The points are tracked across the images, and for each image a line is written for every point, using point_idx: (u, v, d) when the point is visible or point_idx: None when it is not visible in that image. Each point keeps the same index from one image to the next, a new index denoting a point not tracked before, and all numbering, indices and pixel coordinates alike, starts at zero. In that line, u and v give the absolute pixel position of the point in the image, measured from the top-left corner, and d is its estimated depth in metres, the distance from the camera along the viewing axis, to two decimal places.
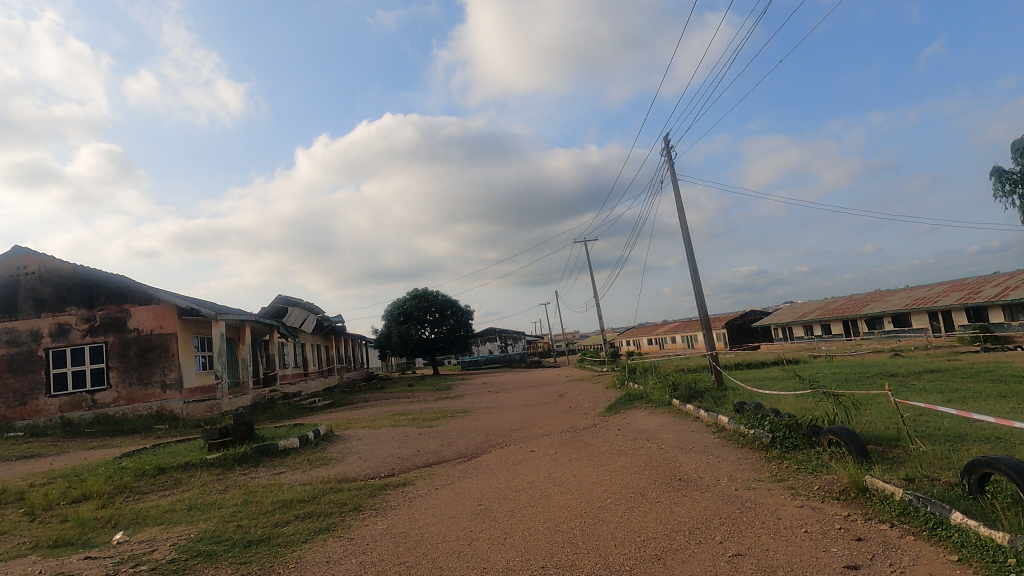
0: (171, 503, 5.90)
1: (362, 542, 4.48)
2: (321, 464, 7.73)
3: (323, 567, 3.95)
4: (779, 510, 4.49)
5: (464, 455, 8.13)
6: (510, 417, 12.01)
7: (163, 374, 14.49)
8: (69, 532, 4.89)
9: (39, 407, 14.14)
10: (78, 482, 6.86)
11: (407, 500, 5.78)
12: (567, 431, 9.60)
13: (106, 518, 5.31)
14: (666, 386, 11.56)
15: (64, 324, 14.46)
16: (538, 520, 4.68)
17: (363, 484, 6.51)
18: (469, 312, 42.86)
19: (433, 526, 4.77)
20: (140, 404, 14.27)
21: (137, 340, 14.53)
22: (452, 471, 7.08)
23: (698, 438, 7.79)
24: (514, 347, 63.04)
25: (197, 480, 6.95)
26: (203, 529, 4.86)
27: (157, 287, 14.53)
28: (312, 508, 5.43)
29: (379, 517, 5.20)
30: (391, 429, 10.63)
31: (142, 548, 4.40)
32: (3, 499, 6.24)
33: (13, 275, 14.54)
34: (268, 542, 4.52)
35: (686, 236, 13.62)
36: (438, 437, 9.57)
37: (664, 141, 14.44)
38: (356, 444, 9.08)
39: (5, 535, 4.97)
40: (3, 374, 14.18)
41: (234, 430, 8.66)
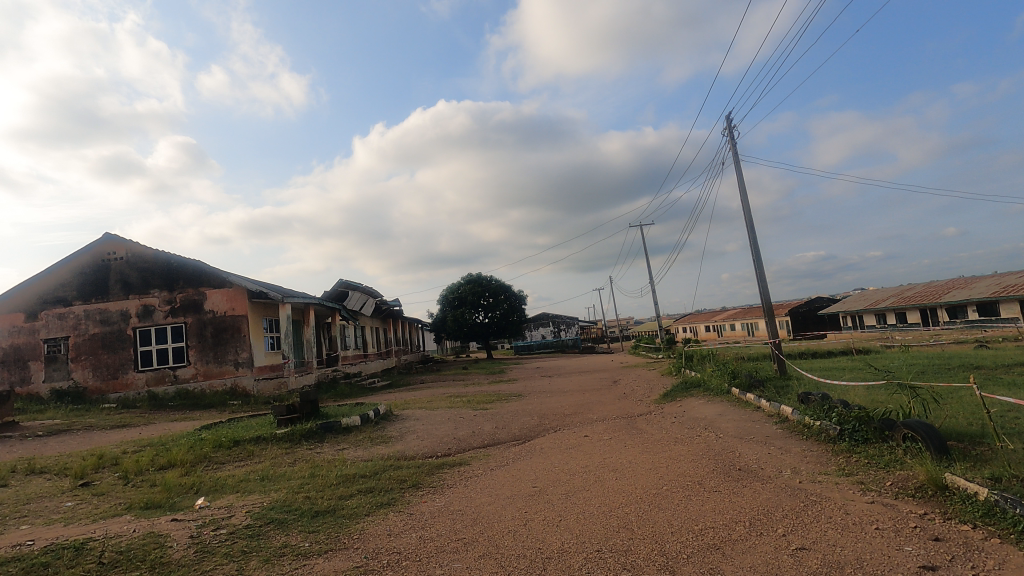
0: (246, 473, 6.31)
1: (421, 517, 4.63)
2: (381, 442, 8.02)
3: (385, 540, 4.12)
4: (847, 505, 4.30)
5: (518, 438, 8.22)
6: (563, 402, 12.06)
7: (236, 353, 15.39)
8: (157, 496, 5.33)
9: (129, 381, 15.35)
10: (163, 451, 7.43)
11: (463, 478, 5.93)
12: (622, 417, 9.53)
13: (189, 484, 5.75)
14: (725, 374, 11.26)
15: (149, 305, 15.59)
16: (594, 504, 4.69)
17: (421, 462, 6.71)
18: (522, 297, 42.90)
19: (489, 506, 4.87)
20: (216, 380, 15.27)
21: (212, 321, 15.50)
22: (507, 453, 7.17)
23: (759, 428, 7.53)
24: (567, 333, 62.69)
25: (268, 453, 7.38)
26: (275, 499, 5.17)
27: (229, 272, 15.42)
28: (373, 483, 5.66)
29: (438, 494, 5.35)
30: (447, 411, 10.89)
31: (221, 514, 4.74)
32: (100, 463, 6.85)
33: (104, 259, 15.76)
34: (333, 514, 4.75)
35: (749, 219, 13.09)
36: (492, 419, 9.72)
37: (726, 119, 13.89)
38: (414, 424, 9.35)
39: (103, 497, 5.48)
40: (97, 350, 15.46)
41: (301, 407, 9.14)
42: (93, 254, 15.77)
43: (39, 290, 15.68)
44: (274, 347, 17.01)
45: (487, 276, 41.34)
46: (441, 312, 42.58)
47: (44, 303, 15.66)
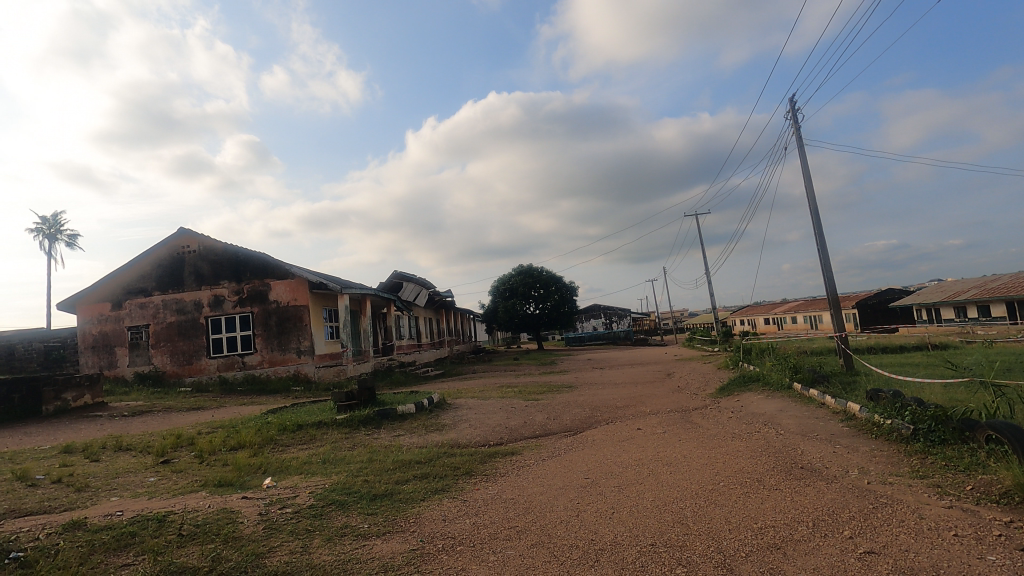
0: (309, 456, 6.62)
1: (474, 504, 4.72)
2: (435, 429, 8.19)
3: (440, 524, 4.23)
4: (922, 508, 4.05)
5: (570, 428, 8.21)
6: (616, 394, 11.93)
7: (298, 341, 16.12)
8: (229, 474, 5.67)
9: (202, 367, 16.37)
10: (234, 432, 7.89)
11: (515, 467, 5.98)
12: (676, 411, 9.33)
13: (258, 464, 6.09)
14: (786, 369, 10.80)
15: (219, 296, 16.53)
16: (647, 498, 4.63)
17: (474, 450, 6.82)
18: (573, 288, 42.57)
19: (541, 495, 4.90)
20: (280, 367, 16.07)
21: (276, 310, 16.27)
22: (558, 444, 7.17)
23: (823, 425, 7.21)
24: (619, 325, 61.72)
25: (328, 437, 7.69)
26: (336, 481, 5.39)
27: (292, 264, 16.12)
28: (428, 469, 5.80)
29: (490, 482, 5.43)
30: (499, 400, 10.99)
31: (287, 493, 4.99)
32: (178, 442, 7.36)
33: (179, 252, 16.80)
34: (390, 497, 4.91)
35: (814, 206, 12.46)
36: (544, 410, 9.73)
37: (790, 102, 13.25)
38: (466, 413, 9.51)
39: (182, 473, 5.89)
40: (174, 337, 16.54)
41: (360, 394, 9.47)
42: (170, 248, 16.84)
43: (122, 281, 16.89)
44: (333, 336, 17.69)
45: (538, 267, 41.29)
46: (493, 304, 42.93)
47: (127, 293, 16.87)
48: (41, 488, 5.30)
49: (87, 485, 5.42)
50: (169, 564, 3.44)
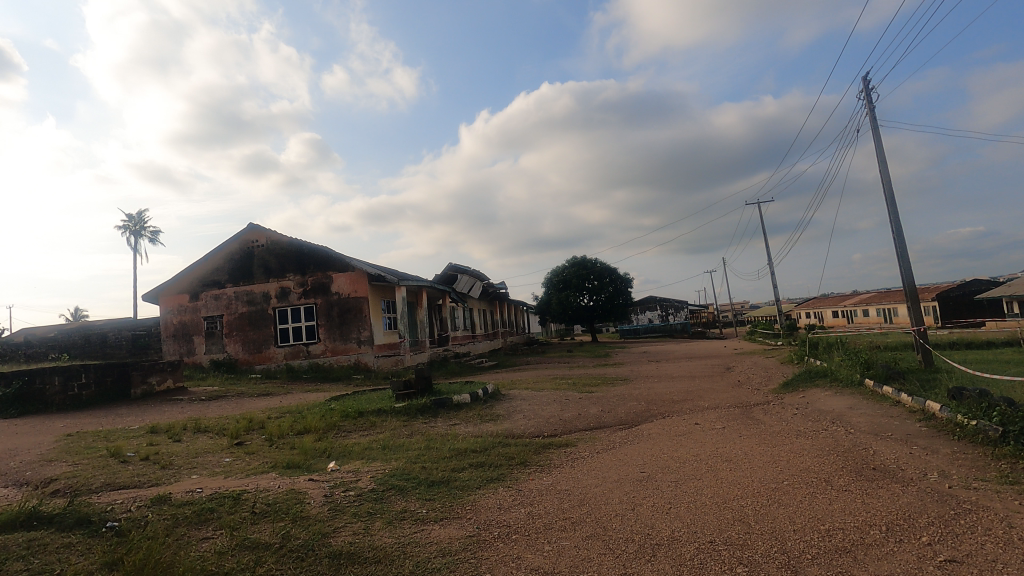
0: (369, 442, 6.86)
1: (529, 494, 4.77)
2: (490, 419, 8.30)
3: (495, 512, 4.30)
4: (1012, 517, 3.75)
5: (625, 421, 8.12)
6: (672, 388, 11.70)
7: (359, 331, 16.73)
8: (297, 457, 5.98)
9: (271, 355, 17.26)
10: (300, 418, 8.29)
11: (569, 459, 5.98)
12: (735, 406, 9.04)
13: (323, 448, 6.39)
14: (857, 364, 10.23)
15: (285, 288, 17.35)
16: (705, 495, 4.52)
17: (528, 441, 6.87)
18: (628, 280, 41.88)
19: (596, 488, 4.88)
20: (342, 356, 16.74)
21: (338, 302, 16.92)
22: (613, 437, 7.11)
23: (897, 424, 6.79)
24: (676, 317, 60.25)
25: (388, 424, 7.96)
26: (395, 467, 5.57)
27: (352, 257, 16.71)
28: (483, 458, 5.90)
29: (545, 473, 5.46)
30: (553, 392, 11.01)
31: (349, 477, 5.21)
32: (250, 426, 7.81)
33: (248, 247, 17.71)
34: (447, 484, 5.03)
35: (889, 192, 11.69)
36: (598, 402, 9.67)
37: (863, 81, 12.47)
38: (520, 404, 9.58)
39: (254, 455, 6.26)
40: (245, 326, 17.52)
41: (417, 382, 9.72)
42: (240, 242, 17.78)
43: (199, 274, 18.01)
44: (391, 327, 18.25)
45: (592, 258, 40.88)
46: (546, 295, 42.90)
47: (204, 285, 17.99)
48: (132, 464, 5.77)
49: (171, 463, 5.85)
50: (245, 539, 3.67)
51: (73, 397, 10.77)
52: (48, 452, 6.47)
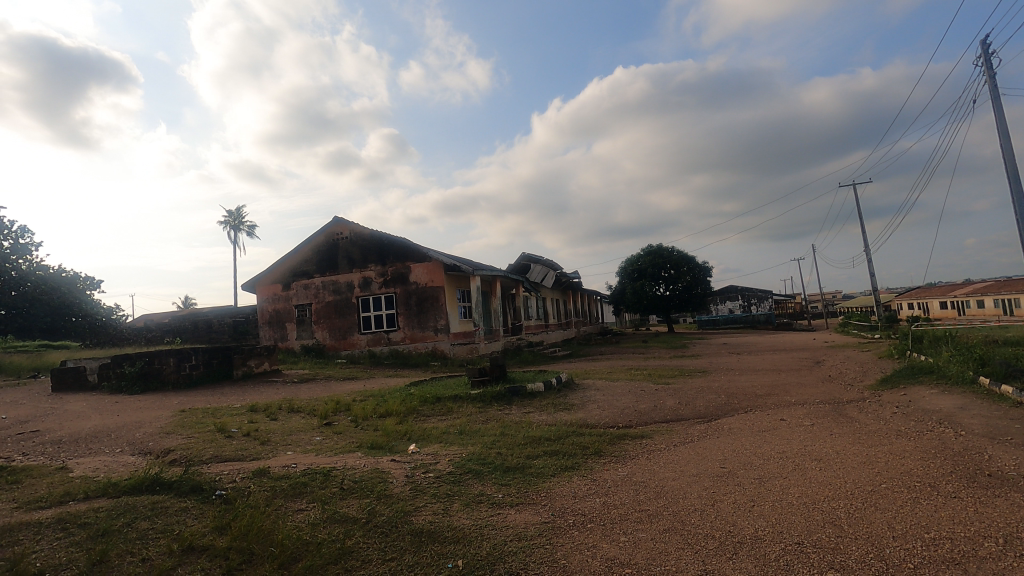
0: (447, 427, 7.09)
1: (604, 484, 4.74)
2: (563, 408, 8.32)
3: (570, 501, 4.31)
4: None
5: (704, 415, 7.86)
6: (755, 381, 11.17)
7: (436, 320, 17.27)
8: (380, 438, 6.30)
9: (355, 341, 18.21)
10: (382, 401, 8.70)
11: (645, 451, 5.88)
12: (826, 402, 8.49)
13: (403, 431, 6.68)
14: (970, 360, 9.27)
15: (367, 278, 18.19)
16: (792, 494, 4.30)
17: (602, 431, 6.83)
18: (707, 268, 40.23)
19: (674, 481, 4.77)
20: (420, 343, 17.36)
21: (416, 291, 17.54)
22: (691, 430, 6.90)
23: (1017, 428, 6.10)
24: (759, 308, 57.15)
25: (464, 410, 8.18)
26: (471, 452, 5.73)
27: (429, 248, 17.22)
28: (557, 446, 5.93)
29: (620, 464, 5.40)
30: (628, 383, 10.84)
31: (429, 460, 5.41)
32: (337, 407, 8.29)
33: (333, 239, 18.70)
34: (522, 471, 5.11)
35: (1012, 168, 10.44)
36: (676, 394, 9.40)
37: (982, 44, 11.16)
38: (594, 394, 9.52)
39: (341, 435, 6.66)
40: (331, 314, 18.56)
41: (491, 370, 9.90)
42: (326, 235, 18.80)
43: (290, 266, 19.26)
44: (466, 315, 18.69)
45: (668, 247, 39.62)
46: (620, 285, 42.16)
47: (294, 276, 19.22)
48: (235, 439, 6.31)
49: (269, 439, 6.34)
50: (335, 513, 3.93)
51: (186, 376, 11.88)
52: (166, 425, 7.22)
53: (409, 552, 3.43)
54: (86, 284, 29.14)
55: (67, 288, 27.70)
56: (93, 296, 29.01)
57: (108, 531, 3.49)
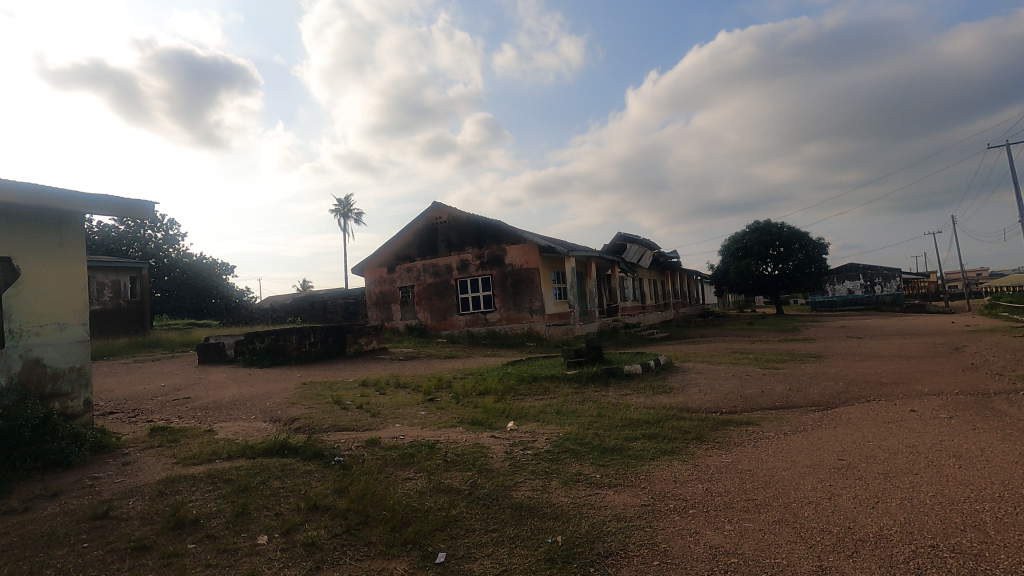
0: (544, 406, 7.19)
1: (707, 470, 4.58)
2: (663, 391, 8.13)
3: (670, 485, 4.21)
4: None
5: (818, 403, 7.31)
6: (879, 368, 10.16)
7: (531, 301, 17.50)
8: (480, 415, 6.53)
9: (454, 322, 18.92)
10: (481, 380, 8.99)
11: (752, 439, 5.58)
12: (968, 394, 7.52)
13: (502, 409, 6.87)
14: None
15: (465, 261, 18.75)
16: (925, 492, 3.89)
17: (705, 416, 6.58)
18: (823, 245, 36.92)
19: (784, 471, 4.49)
20: (516, 324, 17.70)
21: (512, 273, 17.84)
22: (804, 419, 6.43)
23: None
24: (884, 288, 51.65)
25: (560, 391, 8.25)
26: (569, 431, 5.77)
27: (524, 230, 17.37)
28: (657, 430, 5.81)
29: (724, 450, 5.18)
30: (731, 367, 10.33)
31: (527, 437, 5.53)
32: (440, 384, 8.70)
33: (432, 223, 19.42)
34: (620, 452, 5.06)
35: None
36: (785, 380, 8.81)
37: None
38: (695, 377, 9.19)
39: (443, 410, 6.99)
40: (432, 296, 19.38)
41: (588, 351, 9.86)
42: (426, 220, 19.55)
43: (394, 250, 20.30)
44: (561, 297, 18.72)
45: (778, 223, 36.81)
46: (723, 264, 39.99)
47: (398, 260, 20.25)
48: (350, 411, 6.85)
49: (379, 412, 6.81)
50: (440, 483, 4.14)
51: (307, 352, 13.02)
52: (292, 396, 7.99)
53: (510, 525, 3.54)
54: (222, 269, 32.71)
55: (207, 273, 31.24)
56: (228, 280, 32.49)
57: (248, 487, 3.95)
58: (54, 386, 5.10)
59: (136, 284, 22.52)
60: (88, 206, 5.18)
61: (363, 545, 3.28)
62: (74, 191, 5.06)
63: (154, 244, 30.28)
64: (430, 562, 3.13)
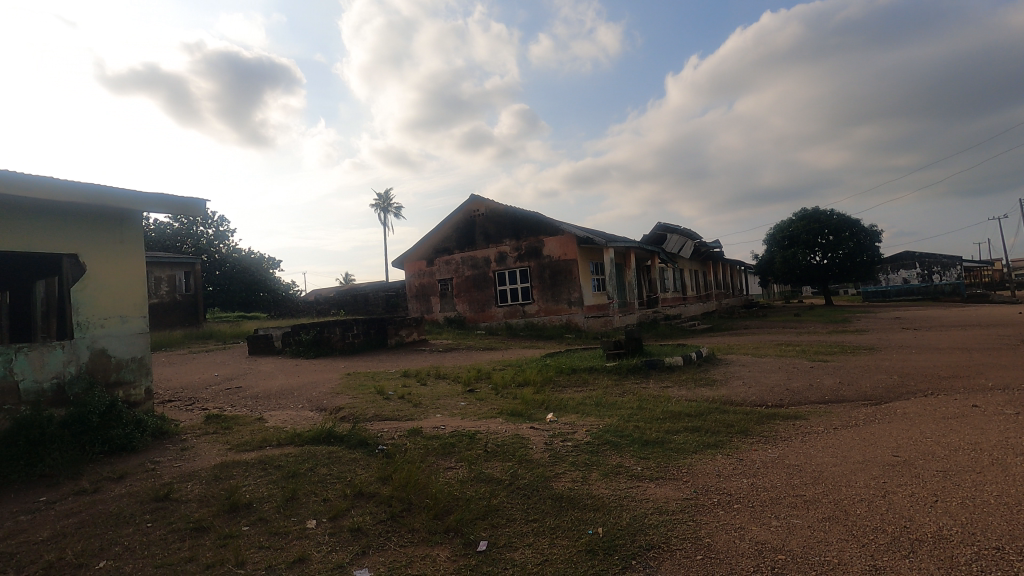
0: (583, 397, 7.17)
1: (753, 464, 4.47)
2: (705, 384, 7.98)
3: (714, 479, 4.13)
4: None
5: (871, 397, 7.02)
6: (938, 361, 9.67)
7: (569, 293, 17.42)
8: (519, 406, 6.57)
9: (493, 314, 19.04)
10: (520, 371, 9.03)
11: (800, 433, 5.41)
12: None
13: (541, 400, 6.89)
14: None
15: (503, 253, 18.81)
16: (989, 492, 3.68)
17: (750, 409, 6.42)
18: (875, 233, 35.27)
19: (834, 467, 4.34)
20: (554, 316, 17.67)
21: (550, 264, 17.79)
22: (856, 414, 6.19)
23: None
24: (944, 277, 48.94)
25: (600, 382, 8.21)
26: (609, 423, 5.74)
27: (562, 222, 17.27)
28: (699, 423, 5.70)
29: (770, 445, 5.03)
30: (777, 359, 10.03)
31: (566, 429, 5.53)
32: (479, 375, 8.78)
33: (470, 216, 19.53)
34: (662, 445, 5.00)
35: None
36: (835, 374, 8.50)
37: None
38: (739, 370, 8.97)
39: (483, 401, 7.07)
40: (470, 288, 19.53)
41: (627, 343, 9.76)
42: (464, 213, 19.68)
43: (433, 243, 20.54)
44: (600, 288, 18.56)
45: (826, 210, 35.36)
46: (768, 253, 38.76)
47: (437, 253, 20.49)
48: (392, 401, 7.00)
49: (421, 402, 6.94)
50: (481, 473, 4.19)
51: (350, 343, 13.37)
52: (336, 386, 8.23)
53: (551, 515, 3.56)
54: (270, 264, 33.88)
55: (256, 268, 32.42)
56: (275, 275, 33.63)
57: (297, 473, 4.10)
58: (118, 375, 5.40)
59: (190, 278, 23.56)
60: (145, 205, 5.44)
61: (407, 531, 3.36)
62: (132, 189, 5.31)
63: (206, 240, 31.63)
64: (472, 550, 3.18)
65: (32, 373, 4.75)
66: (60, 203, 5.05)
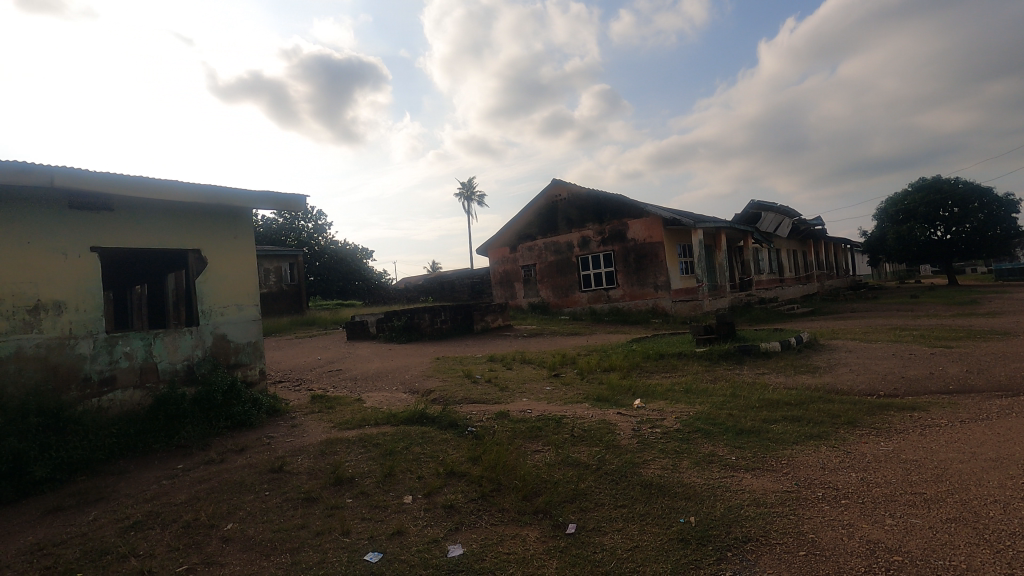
0: (672, 384, 6.98)
1: (864, 458, 4.13)
2: (806, 371, 7.48)
3: (818, 472, 3.87)
4: None
5: (1005, 387, 6.23)
6: None
7: (655, 277, 16.93)
8: (605, 391, 6.51)
9: (576, 299, 18.93)
10: (605, 356, 8.95)
11: (919, 426, 4.92)
12: None
13: (628, 386, 6.78)
14: None
15: (586, 238, 18.60)
16: None
17: (858, 399, 5.92)
18: (1011, 202, 31.05)
19: (961, 464, 3.92)
20: (640, 301, 17.29)
21: (634, 248, 17.38)
22: (987, 406, 5.52)
23: None
24: None
25: (689, 368, 7.95)
26: (700, 411, 5.54)
27: (647, 203, 16.76)
28: (800, 413, 5.35)
29: (882, 438, 4.63)
30: (891, 345, 9.16)
31: (655, 415, 5.41)
32: (564, 360, 8.80)
33: (552, 201, 19.43)
34: (757, 435, 4.75)
35: None
36: (960, 361, 7.63)
37: None
38: (845, 356, 8.30)
39: (569, 386, 7.08)
40: (553, 274, 19.51)
41: (718, 328, 9.34)
42: (545, 198, 19.61)
43: (515, 230, 20.69)
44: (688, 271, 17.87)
45: (949, 179, 31.53)
46: (879, 229, 35.37)
47: (520, 239, 20.63)
48: (480, 385, 7.20)
49: (507, 386, 7.07)
50: (568, 457, 4.21)
51: (439, 329, 13.87)
52: (427, 369, 8.58)
53: (640, 502, 3.51)
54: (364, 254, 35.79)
55: (351, 258, 34.39)
56: (368, 264, 35.48)
57: (393, 451, 4.34)
58: (236, 358, 5.97)
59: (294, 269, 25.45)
60: (254, 203, 5.90)
61: (498, 510, 3.46)
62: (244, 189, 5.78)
63: (307, 233, 33.96)
64: (561, 532, 3.21)
65: (167, 356, 5.37)
66: (184, 204, 5.62)
